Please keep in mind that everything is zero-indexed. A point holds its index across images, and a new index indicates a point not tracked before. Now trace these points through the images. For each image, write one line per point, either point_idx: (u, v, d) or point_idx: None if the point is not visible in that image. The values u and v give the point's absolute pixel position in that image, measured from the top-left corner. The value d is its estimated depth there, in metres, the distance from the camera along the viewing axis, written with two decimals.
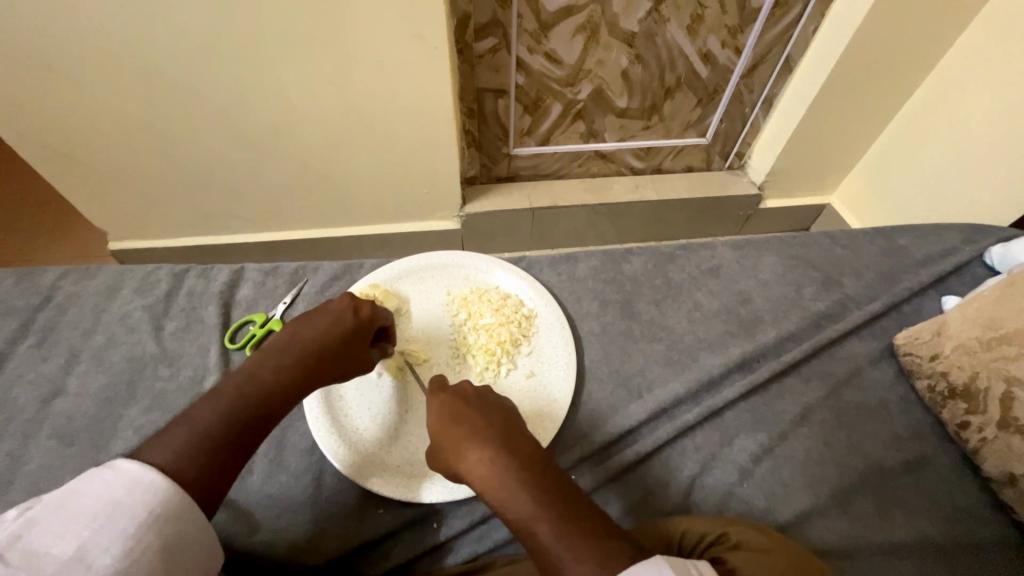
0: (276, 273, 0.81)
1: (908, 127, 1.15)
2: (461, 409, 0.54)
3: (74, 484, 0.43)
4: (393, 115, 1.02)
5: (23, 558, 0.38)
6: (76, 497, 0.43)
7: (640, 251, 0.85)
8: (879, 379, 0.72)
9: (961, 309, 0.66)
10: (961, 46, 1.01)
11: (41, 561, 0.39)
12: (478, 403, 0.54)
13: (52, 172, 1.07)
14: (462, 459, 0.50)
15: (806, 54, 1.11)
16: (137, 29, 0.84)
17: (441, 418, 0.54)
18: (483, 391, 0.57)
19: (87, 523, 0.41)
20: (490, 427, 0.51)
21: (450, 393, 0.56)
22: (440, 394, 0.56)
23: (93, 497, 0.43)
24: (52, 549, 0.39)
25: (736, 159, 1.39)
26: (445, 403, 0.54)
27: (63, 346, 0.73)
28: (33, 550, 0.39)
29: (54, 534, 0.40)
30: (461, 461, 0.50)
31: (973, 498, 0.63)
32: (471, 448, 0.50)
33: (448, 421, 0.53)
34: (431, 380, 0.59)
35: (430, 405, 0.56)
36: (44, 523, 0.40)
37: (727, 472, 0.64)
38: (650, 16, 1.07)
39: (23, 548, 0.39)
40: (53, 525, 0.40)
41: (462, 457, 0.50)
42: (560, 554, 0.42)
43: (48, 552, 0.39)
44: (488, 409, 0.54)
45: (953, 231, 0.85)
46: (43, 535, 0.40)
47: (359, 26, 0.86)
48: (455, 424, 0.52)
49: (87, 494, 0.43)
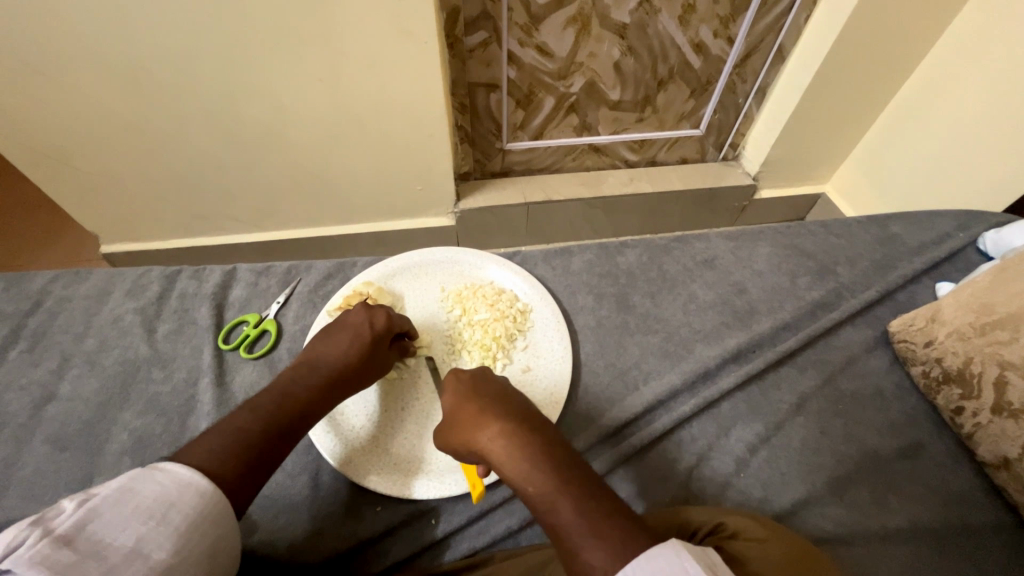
0: (269, 272, 0.81)
1: (902, 114, 1.15)
2: (480, 388, 0.55)
3: (130, 479, 0.42)
4: (385, 112, 1.01)
5: (86, 548, 0.37)
6: (133, 493, 0.42)
7: (634, 244, 0.85)
8: (874, 366, 0.72)
9: (955, 295, 0.65)
10: (955, 31, 1.01)
11: (103, 552, 0.38)
12: (495, 385, 0.56)
13: (42, 176, 1.06)
14: (480, 434, 0.51)
15: (798, 43, 1.11)
16: (122, 31, 0.83)
17: (460, 398, 0.55)
18: (498, 373, 0.59)
19: (146, 518, 0.40)
20: (508, 406, 0.52)
21: (469, 374, 0.58)
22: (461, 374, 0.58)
23: (150, 495, 0.42)
24: (112, 541, 0.38)
25: (730, 150, 1.39)
26: (467, 383, 0.56)
27: (55, 351, 0.73)
28: (95, 541, 0.38)
29: (114, 527, 0.39)
30: (478, 437, 0.51)
31: (968, 482, 0.63)
32: (490, 423, 0.51)
33: (467, 400, 0.54)
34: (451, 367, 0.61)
35: (449, 386, 0.58)
36: (105, 514, 0.39)
37: (724, 462, 0.64)
38: (642, 8, 1.06)
39: (86, 538, 0.38)
40: (113, 518, 0.39)
41: (479, 432, 0.51)
42: (577, 529, 0.42)
43: (108, 544, 0.38)
44: (506, 390, 0.56)
45: (946, 218, 0.85)
46: (104, 527, 0.39)
47: (347, 23, 0.85)
48: (474, 401, 0.54)
49: (143, 490, 0.42)
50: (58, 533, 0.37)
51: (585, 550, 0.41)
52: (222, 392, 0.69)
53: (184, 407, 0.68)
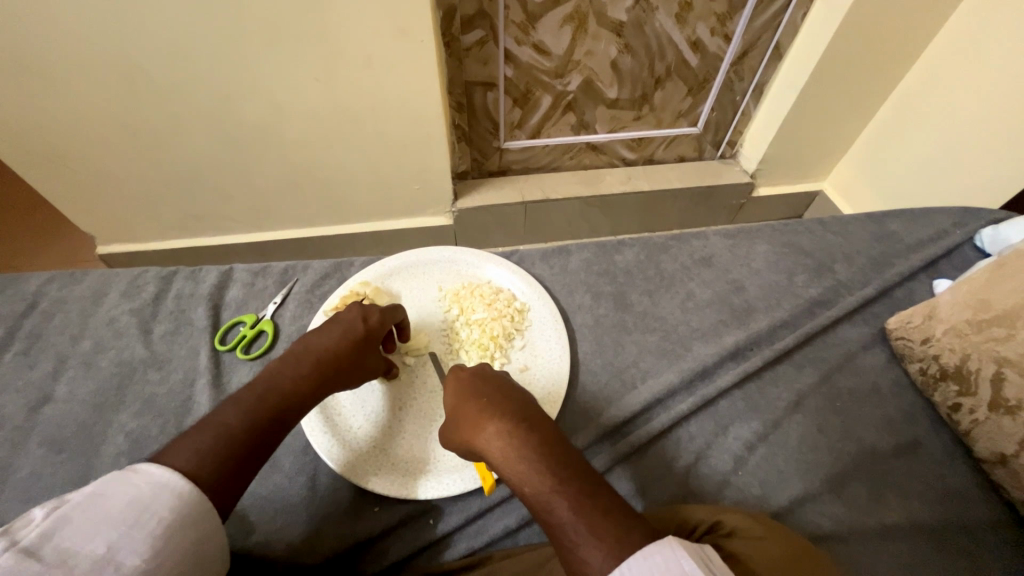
0: (265, 272, 0.81)
1: (900, 111, 1.15)
2: (479, 386, 0.55)
3: (101, 485, 0.42)
4: (382, 112, 1.01)
5: (54, 556, 0.37)
6: (105, 499, 0.41)
7: (632, 242, 0.85)
8: (872, 364, 0.72)
9: (952, 292, 0.65)
10: (952, 28, 1.01)
11: (73, 559, 0.38)
12: (495, 382, 0.56)
13: (38, 177, 1.06)
14: (479, 433, 0.51)
15: (796, 41, 1.11)
16: (116, 31, 0.82)
17: (459, 396, 0.55)
18: (499, 371, 0.59)
19: (117, 523, 0.40)
20: (507, 404, 0.52)
21: (469, 371, 0.58)
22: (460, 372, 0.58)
23: (121, 500, 0.42)
24: (83, 548, 0.38)
25: (728, 148, 1.39)
26: (465, 381, 0.56)
27: (51, 353, 0.72)
28: (64, 548, 0.38)
29: (84, 532, 0.39)
30: (478, 436, 0.51)
31: (965, 479, 0.64)
32: (489, 422, 0.51)
33: (466, 398, 0.54)
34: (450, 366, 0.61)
35: (449, 384, 0.58)
36: (75, 521, 0.39)
37: (722, 460, 0.64)
38: (639, 6, 1.06)
39: (54, 546, 0.38)
40: (83, 524, 0.39)
41: (479, 432, 0.51)
42: (574, 529, 0.42)
43: (78, 551, 0.38)
44: (507, 388, 0.56)
45: (944, 214, 0.86)
46: (74, 534, 0.39)
47: (342, 22, 0.85)
48: (473, 400, 0.54)
49: (115, 495, 0.42)
50: (26, 542, 0.37)
51: (582, 548, 0.41)
52: (219, 393, 0.69)
53: (181, 408, 0.68)
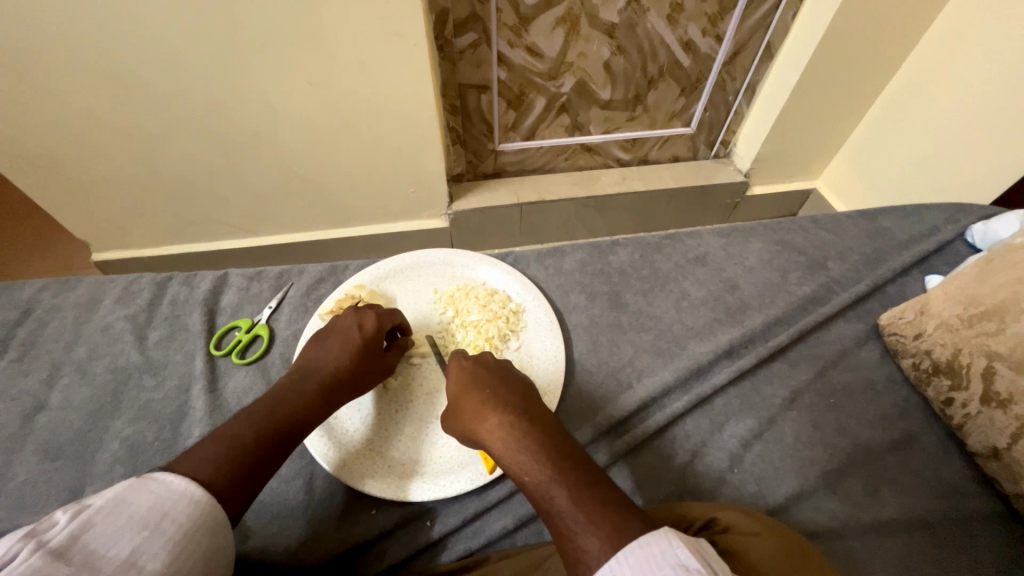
0: (261, 277, 0.81)
1: (892, 108, 1.15)
2: (483, 376, 0.56)
3: (123, 490, 0.42)
4: (376, 116, 1.01)
5: (81, 559, 0.36)
6: (128, 503, 0.41)
7: (626, 242, 0.85)
8: (865, 360, 0.72)
9: (944, 287, 0.66)
10: (942, 23, 1.01)
11: (98, 562, 0.37)
12: (500, 373, 0.57)
13: (31, 184, 1.06)
14: (481, 423, 0.52)
15: (786, 40, 1.12)
16: (111, 40, 0.83)
17: (461, 386, 0.56)
18: (502, 362, 0.59)
19: (141, 528, 0.40)
20: (509, 395, 0.53)
21: (472, 361, 0.58)
22: (462, 360, 0.58)
23: (145, 505, 0.41)
24: (107, 551, 0.38)
25: (722, 147, 1.39)
26: (468, 371, 0.57)
27: (45, 360, 0.72)
28: (90, 551, 0.37)
29: (108, 536, 0.38)
30: (480, 427, 0.52)
31: (959, 473, 0.64)
32: (491, 413, 0.51)
33: (469, 388, 0.55)
34: (452, 355, 0.61)
35: (451, 372, 0.58)
36: (99, 525, 0.39)
37: (717, 458, 0.65)
38: (630, 7, 1.06)
39: (79, 550, 0.37)
40: (107, 528, 0.39)
41: (481, 422, 0.52)
42: (573, 517, 0.42)
43: (103, 555, 0.37)
44: (509, 379, 0.56)
45: (934, 211, 0.86)
46: (98, 537, 0.38)
47: (336, 27, 0.86)
48: (476, 390, 0.54)
49: (138, 500, 0.41)
50: (53, 544, 0.36)
51: (580, 535, 0.41)
52: (216, 397, 0.69)
53: (177, 414, 0.68)
